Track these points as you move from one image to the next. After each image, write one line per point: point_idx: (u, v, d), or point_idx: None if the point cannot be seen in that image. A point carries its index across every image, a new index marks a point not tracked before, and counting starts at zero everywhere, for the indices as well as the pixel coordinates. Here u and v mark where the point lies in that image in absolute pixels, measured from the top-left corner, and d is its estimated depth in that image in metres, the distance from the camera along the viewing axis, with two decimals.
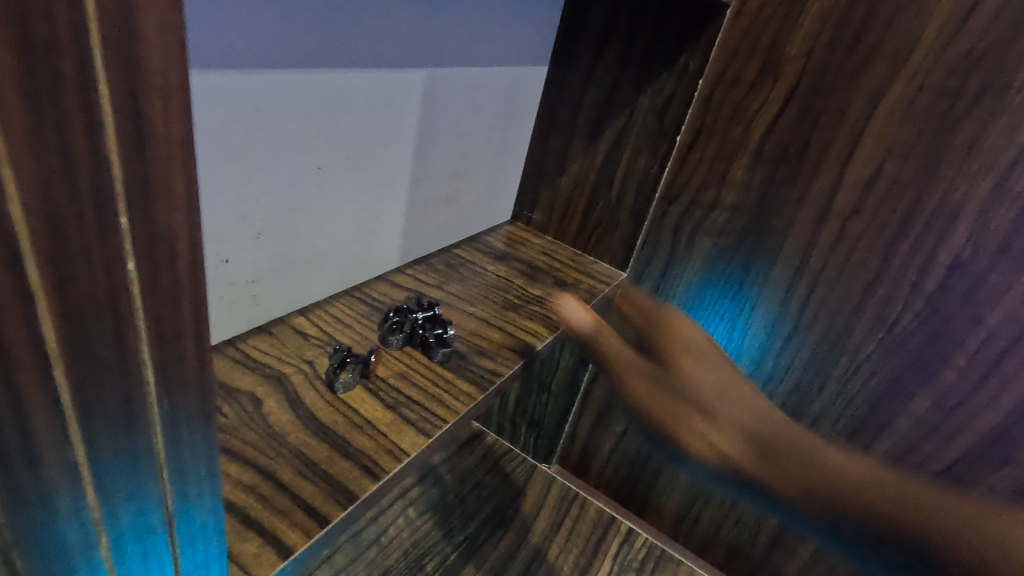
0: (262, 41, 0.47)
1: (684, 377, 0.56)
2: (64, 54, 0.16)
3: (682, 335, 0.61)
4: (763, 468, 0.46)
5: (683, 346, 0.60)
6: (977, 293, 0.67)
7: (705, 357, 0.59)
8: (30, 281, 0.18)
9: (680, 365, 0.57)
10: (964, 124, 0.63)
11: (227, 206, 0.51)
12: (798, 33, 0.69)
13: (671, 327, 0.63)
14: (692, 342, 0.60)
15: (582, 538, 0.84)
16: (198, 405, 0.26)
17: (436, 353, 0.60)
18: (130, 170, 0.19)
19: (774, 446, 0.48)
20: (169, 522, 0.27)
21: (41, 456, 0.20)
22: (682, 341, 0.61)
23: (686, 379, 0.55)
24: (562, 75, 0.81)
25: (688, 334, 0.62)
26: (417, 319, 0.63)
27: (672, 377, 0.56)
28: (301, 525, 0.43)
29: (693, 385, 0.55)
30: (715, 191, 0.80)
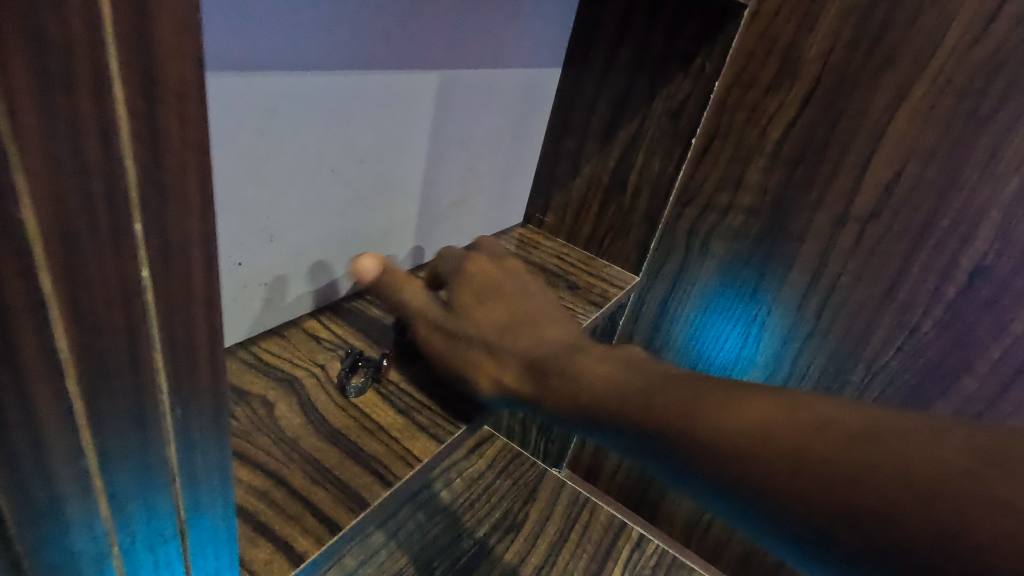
0: (276, 43, 0.46)
1: (473, 326, 0.50)
2: (79, 58, 0.15)
3: (486, 279, 0.55)
4: (682, 416, 0.34)
5: (477, 286, 0.54)
6: (1001, 300, 0.65)
7: (535, 302, 0.53)
8: (44, 289, 0.17)
9: (487, 313, 0.51)
10: (989, 126, 0.62)
11: (240, 209, 0.51)
12: (817, 34, 0.68)
13: (471, 269, 0.56)
14: (502, 293, 0.53)
15: (593, 544, 0.83)
16: (211, 413, 0.25)
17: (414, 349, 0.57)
18: (144, 176, 0.18)
19: (699, 398, 0.34)
20: (181, 531, 0.27)
21: (54, 467, 0.20)
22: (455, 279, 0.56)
23: (528, 334, 0.48)
24: (575, 77, 0.80)
25: (494, 278, 0.55)
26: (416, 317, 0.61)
27: (483, 330, 0.50)
28: (313, 531, 0.42)
29: (488, 335, 0.49)
30: (730, 194, 0.79)
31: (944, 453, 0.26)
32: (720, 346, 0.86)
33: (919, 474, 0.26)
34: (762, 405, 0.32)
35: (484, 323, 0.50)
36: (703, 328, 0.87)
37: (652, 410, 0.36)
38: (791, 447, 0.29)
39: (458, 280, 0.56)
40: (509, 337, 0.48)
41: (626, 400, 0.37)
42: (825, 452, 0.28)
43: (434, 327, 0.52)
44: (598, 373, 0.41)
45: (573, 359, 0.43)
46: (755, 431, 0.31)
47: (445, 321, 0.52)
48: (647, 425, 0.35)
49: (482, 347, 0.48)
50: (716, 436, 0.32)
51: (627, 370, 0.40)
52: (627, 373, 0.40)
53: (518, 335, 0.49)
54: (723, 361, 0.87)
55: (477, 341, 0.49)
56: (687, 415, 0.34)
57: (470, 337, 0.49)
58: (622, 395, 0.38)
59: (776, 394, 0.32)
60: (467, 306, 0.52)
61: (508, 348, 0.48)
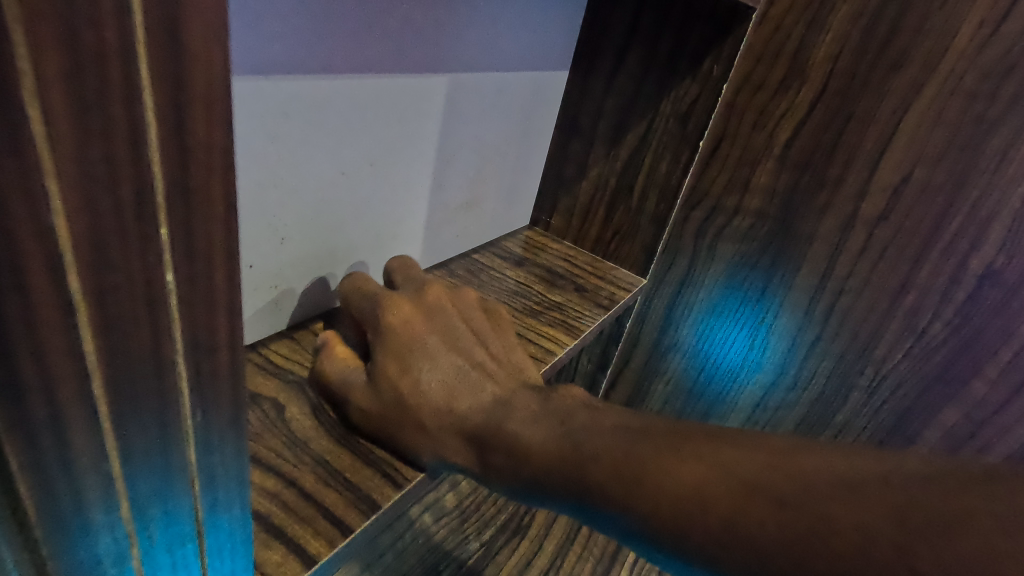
0: (289, 47, 0.47)
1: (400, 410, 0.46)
2: (111, 63, 0.16)
3: (408, 336, 0.50)
4: (630, 486, 0.35)
5: (400, 349, 0.49)
6: (1011, 303, 0.65)
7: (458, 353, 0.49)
8: (73, 293, 0.17)
9: (412, 380, 0.47)
10: (999, 129, 0.62)
11: (252, 211, 0.51)
12: (826, 37, 0.68)
13: (390, 324, 0.51)
14: (421, 355, 0.48)
15: (599, 547, 0.84)
16: (230, 415, 0.26)
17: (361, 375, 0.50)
18: (171, 181, 0.19)
19: (643, 468, 0.35)
20: (199, 533, 0.27)
21: (77, 469, 0.20)
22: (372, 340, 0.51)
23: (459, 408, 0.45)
24: (584, 79, 0.80)
25: (415, 333, 0.50)
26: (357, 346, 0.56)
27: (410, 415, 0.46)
28: (325, 534, 0.42)
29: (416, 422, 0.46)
30: (738, 197, 0.79)
31: (856, 517, 0.28)
32: (726, 349, 0.86)
33: (840, 528, 0.28)
34: (700, 472, 0.33)
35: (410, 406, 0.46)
36: (709, 331, 0.87)
37: (600, 484, 0.36)
38: (727, 517, 0.31)
39: (378, 337, 0.51)
40: (437, 417, 0.45)
41: (574, 471, 0.38)
42: (760, 520, 0.30)
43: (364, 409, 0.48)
44: (537, 456, 0.40)
45: (507, 441, 0.42)
46: (693, 501, 0.33)
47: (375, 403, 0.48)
48: (597, 492, 0.36)
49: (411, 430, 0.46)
50: (663, 510, 0.33)
51: (567, 448, 0.39)
52: (568, 448, 0.39)
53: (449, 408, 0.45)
54: (730, 363, 0.86)
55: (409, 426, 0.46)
56: (632, 488, 0.35)
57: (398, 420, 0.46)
58: (568, 469, 0.38)
59: (711, 461, 0.33)
60: (383, 380, 0.48)
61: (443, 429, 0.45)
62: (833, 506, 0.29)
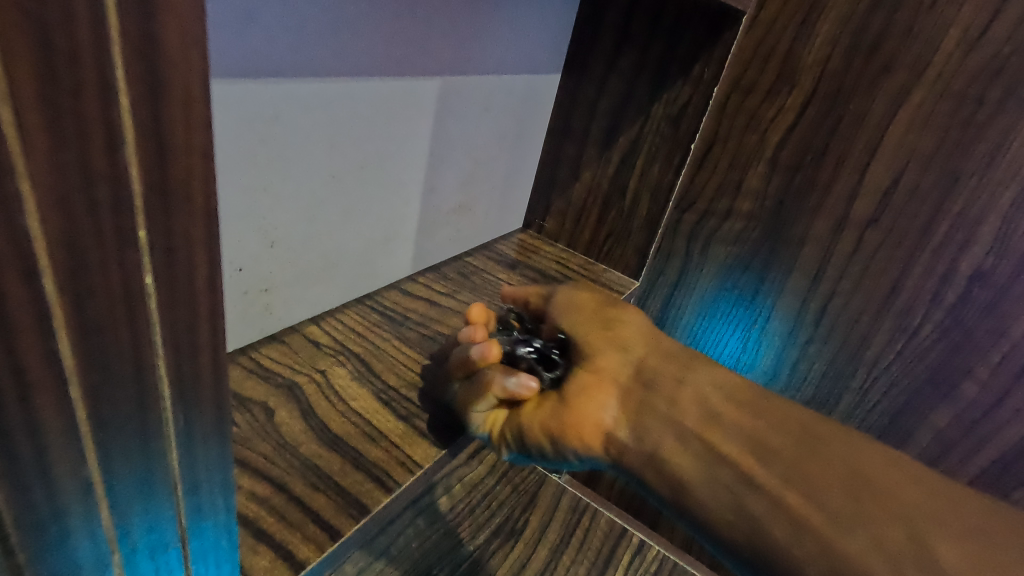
0: (278, 49, 0.46)
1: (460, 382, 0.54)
2: (86, 64, 0.16)
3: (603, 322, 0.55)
4: (797, 497, 0.40)
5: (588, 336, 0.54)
6: (1000, 304, 0.65)
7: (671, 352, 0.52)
8: (48, 295, 0.17)
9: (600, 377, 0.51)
10: (986, 132, 0.62)
11: (241, 214, 0.51)
12: (815, 40, 0.68)
13: (578, 307, 0.57)
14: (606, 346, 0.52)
15: (593, 552, 0.79)
16: (213, 419, 0.25)
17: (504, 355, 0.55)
18: (148, 183, 0.18)
19: (767, 450, 0.43)
20: (182, 539, 0.27)
21: (55, 474, 0.20)
22: (581, 306, 0.56)
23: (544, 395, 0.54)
24: (576, 83, 0.81)
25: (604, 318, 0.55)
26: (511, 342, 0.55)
27: (568, 382, 0.51)
28: (314, 539, 0.42)
29: (572, 389, 0.51)
30: (730, 200, 0.79)
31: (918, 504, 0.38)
32: (720, 351, 0.87)
33: (950, 511, 0.38)
34: (842, 487, 0.40)
35: (601, 374, 0.51)
36: (702, 332, 0.88)
37: (737, 463, 0.43)
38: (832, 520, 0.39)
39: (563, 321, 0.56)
40: (614, 385, 0.50)
41: (727, 459, 0.44)
42: (852, 516, 0.38)
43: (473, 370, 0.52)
44: (685, 461, 0.45)
45: (669, 413, 0.47)
46: (853, 511, 0.39)
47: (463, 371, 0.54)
48: (741, 509, 0.42)
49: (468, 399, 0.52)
50: (797, 507, 0.40)
51: (704, 433, 0.45)
52: (706, 430, 0.46)
53: (623, 384, 0.50)
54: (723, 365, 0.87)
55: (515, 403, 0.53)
56: (781, 483, 0.41)
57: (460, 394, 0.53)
58: (715, 457, 0.44)
59: (801, 452, 0.43)
60: (608, 350, 0.52)
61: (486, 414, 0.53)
62: (937, 539, 0.36)
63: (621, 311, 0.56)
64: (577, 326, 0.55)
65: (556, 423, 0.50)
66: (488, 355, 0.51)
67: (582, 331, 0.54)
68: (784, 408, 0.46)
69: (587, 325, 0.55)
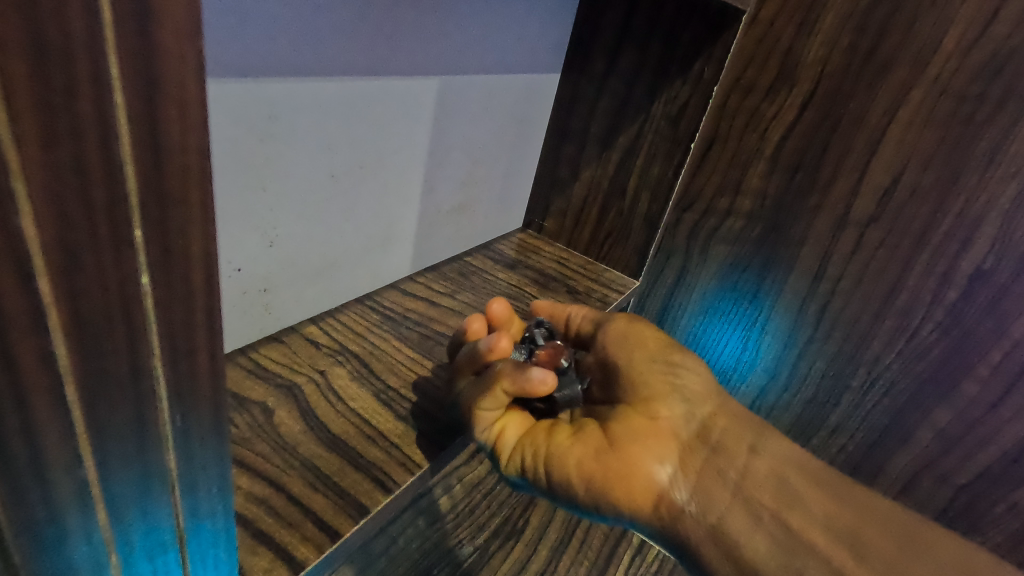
0: (277, 49, 0.46)
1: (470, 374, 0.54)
2: (80, 63, 0.15)
3: (667, 366, 0.54)
4: None
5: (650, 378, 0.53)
6: (1001, 303, 0.64)
7: (736, 417, 0.52)
8: (43, 295, 0.17)
9: (662, 427, 0.50)
10: (987, 131, 0.62)
11: (240, 214, 0.51)
12: (815, 39, 0.68)
13: (645, 344, 0.56)
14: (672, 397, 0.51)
15: (594, 551, 0.79)
16: (211, 419, 0.25)
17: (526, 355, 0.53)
18: (144, 182, 0.18)
19: (860, 540, 0.43)
20: (180, 539, 0.27)
21: (51, 476, 0.20)
22: (640, 343, 0.56)
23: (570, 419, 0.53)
24: (575, 82, 0.81)
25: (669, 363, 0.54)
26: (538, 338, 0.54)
27: (620, 426, 0.50)
28: (313, 539, 0.42)
29: (624, 433, 0.49)
30: (730, 199, 0.79)
31: None
32: (720, 350, 0.87)
33: None
34: None
35: (659, 424, 0.50)
36: (703, 332, 0.88)
37: (824, 553, 0.43)
38: None
39: (625, 356, 0.55)
40: (672, 438, 0.49)
41: (812, 547, 0.43)
42: None
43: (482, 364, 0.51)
44: (759, 543, 0.44)
45: (740, 484, 0.47)
46: None
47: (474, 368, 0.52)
48: None
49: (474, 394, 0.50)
50: None
51: (783, 514, 0.45)
52: (784, 510, 0.45)
53: (684, 441, 0.49)
54: (723, 365, 0.87)
55: (548, 428, 0.51)
56: None
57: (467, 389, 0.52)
58: (796, 542, 0.44)
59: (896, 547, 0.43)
60: (671, 400, 0.51)
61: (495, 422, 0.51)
62: None
63: (682, 356, 0.55)
64: (635, 362, 0.54)
65: (604, 466, 0.47)
66: (495, 348, 0.50)
67: (641, 367, 0.53)
68: (863, 500, 0.47)
69: (647, 362, 0.54)
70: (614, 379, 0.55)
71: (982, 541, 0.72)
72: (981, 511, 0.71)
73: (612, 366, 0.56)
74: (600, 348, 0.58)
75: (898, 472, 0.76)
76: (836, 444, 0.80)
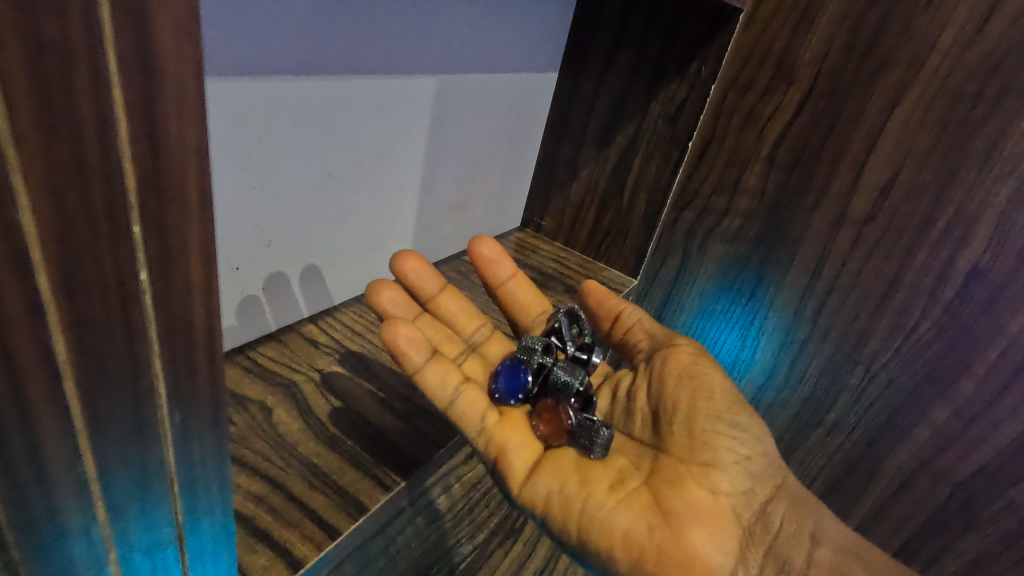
0: (273, 48, 0.46)
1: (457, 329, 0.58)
2: (78, 59, 0.16)
3: (728, 428, 0.48)
4: None
5: (708, 439, 0.47)
6: (997, 301, 0.65)
7: (797, 500, 0.50)
8: (42, 291, 0.17)
9: (721, 508, 0.45)
10: (984, 129, 0.62)
11: (238, 213, 0.51)
12: (812, 38, 0.68)
13: (708, 392, 0.49)
14: (734, 473, 0.46)
15: None
16: (209, 416, 0.25)
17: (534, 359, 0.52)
18: (143, 180, 0.18)
19: None
20: (179, 537, 0.27)
21: (50, 472, 0.20)
22: (707, 392, 0.49)
23: (609, 468, 0.49)
24: (572, 82, 0.81)
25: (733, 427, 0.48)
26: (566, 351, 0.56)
27: (676, 496, 0.45)
28: (311, 537, 0.42)
29: (682, 508, 0.44)
30: (727, 198, 0.79)
31: None
32: (718, 348, 0.87)
33: None
34: None
35: (719, 500, 0.45)
36: (700, 331, 0.88)
37: None
38: None
39: (682, 403, 0.49)
40: (731, 518, 0.45)
41: None
42: None
43: (441, 336, 0.55)
44: None
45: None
46: None
47: (456, 342, 0.56)
48: None
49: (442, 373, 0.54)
50: None
51: None
52: None
53: (744, 523, 0.46)
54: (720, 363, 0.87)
55: (585, 486, 0.46)
56: None
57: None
58: None
59: None
60: (734, 472, 0.46)
61: (495, 433, 0.49)
62: None
63: (752, 419, 0.49)
64: (696, 411, 0.48)
65: (656, 546, 0.43)
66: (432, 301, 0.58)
67: (703, 422, 0.47)
68: None
69: (710, 415, 0.48)
70: (666, 424, 0.50)
71: (977, 538, 0.72)
72: (978, 509, 0.71)
73: (665, 403, 0.51)
74: (657, 385, 0.52)
75: (895, 470, 0.76)
76: (834, 442, 0.80)
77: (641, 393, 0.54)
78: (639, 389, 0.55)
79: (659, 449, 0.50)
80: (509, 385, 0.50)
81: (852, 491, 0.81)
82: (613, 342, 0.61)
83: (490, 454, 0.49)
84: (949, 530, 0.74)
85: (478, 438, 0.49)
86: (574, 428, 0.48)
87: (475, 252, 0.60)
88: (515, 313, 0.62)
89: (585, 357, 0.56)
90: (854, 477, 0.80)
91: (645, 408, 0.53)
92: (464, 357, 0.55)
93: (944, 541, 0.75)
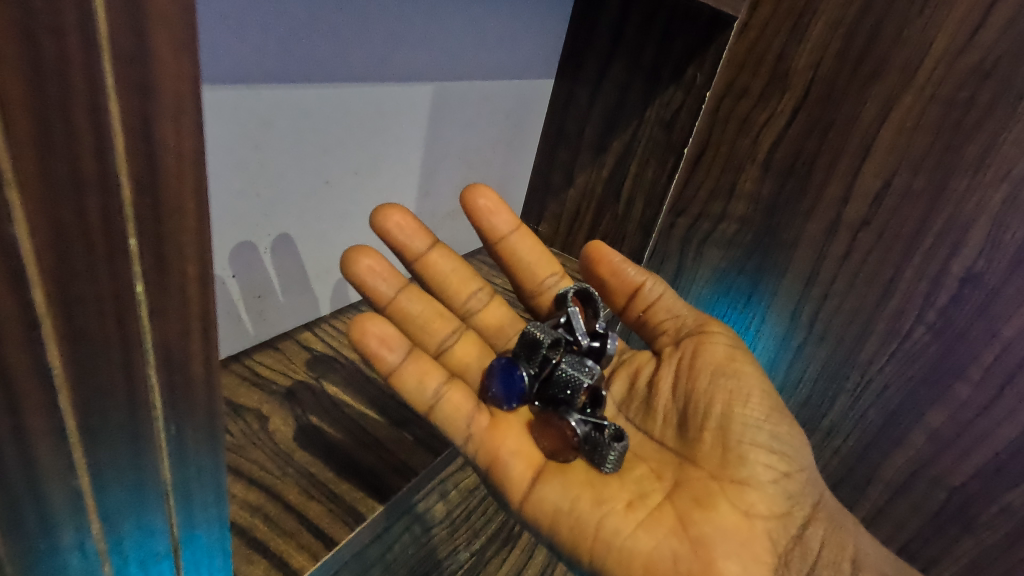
0: (265, 56, 0.46)
1: (452, 292, 0.58)
2: (75, 73, 0.16)
3: (761, 441, 0.48)
4: None
5: (740, 454, 0.47)
6: (990, 308, 0.65)
7: (834, 520, 0.50)
8: (36, 304, 0.17)
9: (756, 527, 0.46)
10: (976, 135, 0.62)
11: (233, 221, 0.51)
12: (806, 45, 0.68)
13: (748, 394, 0.49)
14: (773, 492, 0.47)
15: None
16: (206, 428, 0.25)
17: (536, 356, 0.50)
18: (139, 191, 0.18)
19: None
20: (175, 548, 0.27)
21: (44, 486, 0.20)
22: (745, 393, 0.49)
23: (628, 480, 0.48)
24: (569, 88, 0.82)
25: (770, 440, 0.48)
26: (577, 335, 0.54)
27: (706, 519, 0.45)
28: (308, 547, 0.41)
29: (712, 533, 0.44)
30: (723, 203, 0.79)
31: None
32: None
33: None
34: None
35: (753, 524, 0.46)
36: None
37: None
38: None
39: (714, 403, 0.49)
40: (766, 545, 0.45)
41: None
42: None
43: (430, 312, 0.54)
44: None
45: None
46: None
47: (449, 318, 0.56)
48: None
49: (431, 354, 0.54)
50: None
51: None
52: None
53: (781, 549, 0.46)
54: None
55: (603, 507, 0.46)
56: None
57: (445, 364, 0.54)
58: None
59: None
60: (770, 493, 0.47)
61: (485, 439, 0.49)
62: None
63: (789, 430, 0.50)
64: (732, 418, 0.48)
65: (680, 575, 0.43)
66: (421, 257, 0.56)
67: (740, 433, 0.47)
68: None
69: (748, 425, 0.48)
70: (694, 428, 0.50)
71: (974, 542, 0.72)
72: (974, 514, 0.71)
73: (695, 400, 0.50)
74: (687, 380, 0.52)
75: (892, 474, 0.76)
76: (831, 447, 0.80)
77: (663, 385, 0.54)
78: (663, 381, 0.54)
79: (686, 458, 0.50)
80: (505, 388, 0.49)
81: (849, 496, 0.81)
82: (629, 318, 0.59)
83: (482, 461, 0.49)
84: (947, 533, 0.74)
85: (467, 446, 0.49)
86: (580, 442, 0.47)
87: (472, 202, 0.57)
88: (516, 269, 0.61)
89: (598, 346, 0.54)
90: (851, 482, 0.80)
91: (669, 405, 0.53)
92: (457, 336, 0.55)
93: (942, 544, 0.75)
